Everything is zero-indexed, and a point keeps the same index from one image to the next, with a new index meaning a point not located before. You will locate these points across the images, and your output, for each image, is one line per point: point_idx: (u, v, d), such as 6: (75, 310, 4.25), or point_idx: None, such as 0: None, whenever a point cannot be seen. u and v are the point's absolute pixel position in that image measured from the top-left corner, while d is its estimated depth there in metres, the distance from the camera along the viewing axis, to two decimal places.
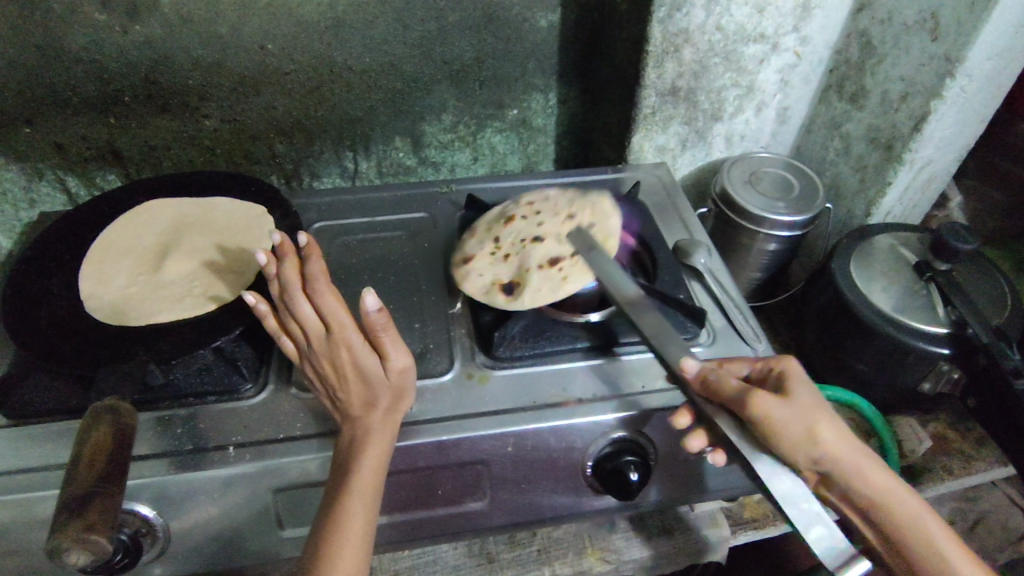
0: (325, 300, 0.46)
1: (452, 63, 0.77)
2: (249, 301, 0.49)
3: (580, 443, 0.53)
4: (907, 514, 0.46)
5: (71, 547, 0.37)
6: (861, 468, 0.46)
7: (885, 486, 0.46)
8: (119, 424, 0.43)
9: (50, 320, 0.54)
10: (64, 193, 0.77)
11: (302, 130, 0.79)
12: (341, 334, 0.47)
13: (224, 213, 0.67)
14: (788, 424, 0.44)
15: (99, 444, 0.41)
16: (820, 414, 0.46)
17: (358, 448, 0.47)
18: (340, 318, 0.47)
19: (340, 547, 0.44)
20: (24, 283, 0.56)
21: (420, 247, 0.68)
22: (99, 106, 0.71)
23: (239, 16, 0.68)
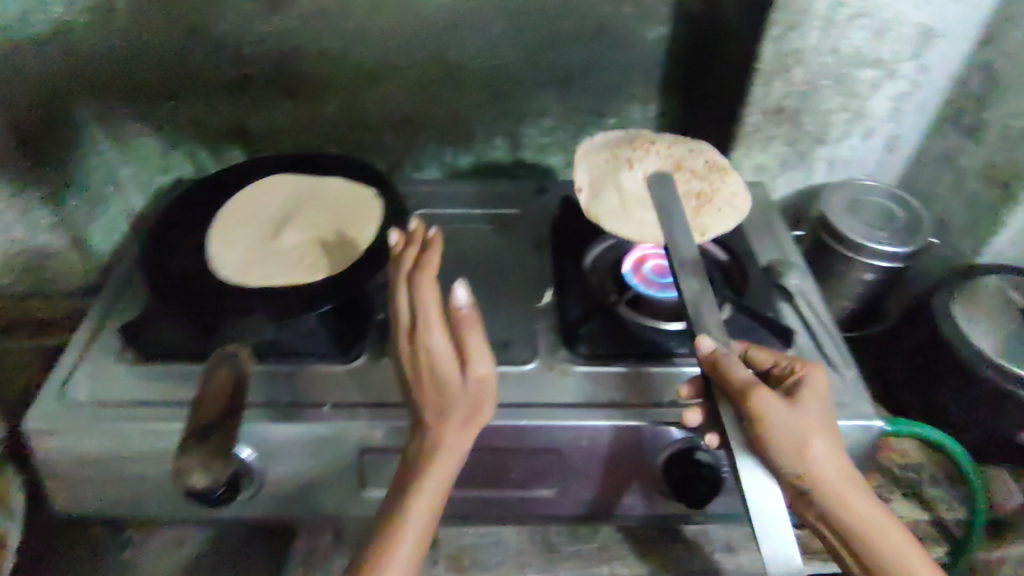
0: (425, 283, 0.48)
1: (559, 69, 0.80)
2: (393, 242, 0.53)
3: (654, 445, 0.54)
4: (891, 548, 0.41)
5: (194, 469, 0.42)
6: (846, 496, 0.42)
7: (887, 530, 0.42)
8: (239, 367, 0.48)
9: (181, 274, 0.60)
10: (195, 163, 0.85)
11: (410, 124, 0.83)
12: (428, 320, 0.47)
13: (335, 194, 0.71)
14: (785, 430, 0.41)
15: (220, 382, 0.46)
16: (818, 438, 0.42)
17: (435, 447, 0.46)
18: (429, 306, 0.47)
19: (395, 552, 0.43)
20: (162, 239, 0.63)
21: (513, 242, 0.71)
22: (235, 88, 0.78)
23: (367, 13, 0.73)
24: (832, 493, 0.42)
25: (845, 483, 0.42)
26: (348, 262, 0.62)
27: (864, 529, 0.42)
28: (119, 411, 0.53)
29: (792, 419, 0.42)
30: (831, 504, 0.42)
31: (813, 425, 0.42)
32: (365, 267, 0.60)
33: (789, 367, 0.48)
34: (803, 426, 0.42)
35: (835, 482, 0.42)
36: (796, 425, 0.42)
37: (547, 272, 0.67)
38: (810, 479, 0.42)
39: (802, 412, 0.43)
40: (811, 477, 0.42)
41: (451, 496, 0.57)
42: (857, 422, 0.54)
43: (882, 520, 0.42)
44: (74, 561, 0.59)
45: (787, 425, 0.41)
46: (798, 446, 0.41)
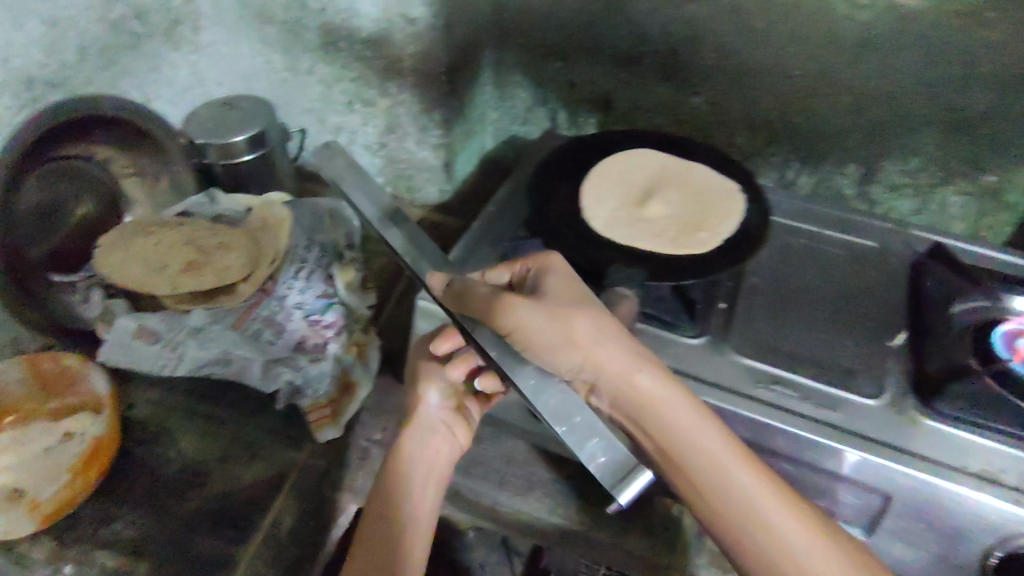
0: (553, 283, 0.52)
1: (958, 113, 0.74)
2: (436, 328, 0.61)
3: (996, 529, 0.51)
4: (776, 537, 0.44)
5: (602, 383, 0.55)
6: (684, 454, 0.46)
7: (779, 518, 0.45)
8: (601, 365, 0.48)
9: (559, 215, 0.67)
10: (553, 120, 0.93)
11: (769, 130, 0.83)
12: (653, 386, 0.47)
13: (701, 176, 0.73)
14: (542, 337, 0.47)
15: (548, 329, 0.47)
16: (586, 323, 0.48)
17: (661, 414, 0.47)
18: (596, 331, 0.48)
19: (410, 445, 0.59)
20: (547, 180, 0.70)
21: (861, 272, 0.69)
22: (618, 61, 0.83)
23: (780, 19, 0.72)
24: (761, 522, 0.44)
25: (780, 524, 0.45)
26: (709, 247, 0.64)
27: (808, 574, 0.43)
28: None
29: (551, 324, 0.48)
30: (729, 523, 0.46)
31: (572, 324, 0.48)
32: (734, 257, 0.62)
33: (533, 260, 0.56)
34: (674, 424, 0.46)
35: (682, 430, 0.46)
36: (557, 328, 0.48)
37: (900, 316, 0.64)
38: (656, 437, 0.47)
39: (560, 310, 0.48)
40: (663, 461, 0.48)
41: None
42: None
43: (721, 450, 0.46)
44: None
45: (543, 330, 0.48)
46: (618, 370, 0.47)
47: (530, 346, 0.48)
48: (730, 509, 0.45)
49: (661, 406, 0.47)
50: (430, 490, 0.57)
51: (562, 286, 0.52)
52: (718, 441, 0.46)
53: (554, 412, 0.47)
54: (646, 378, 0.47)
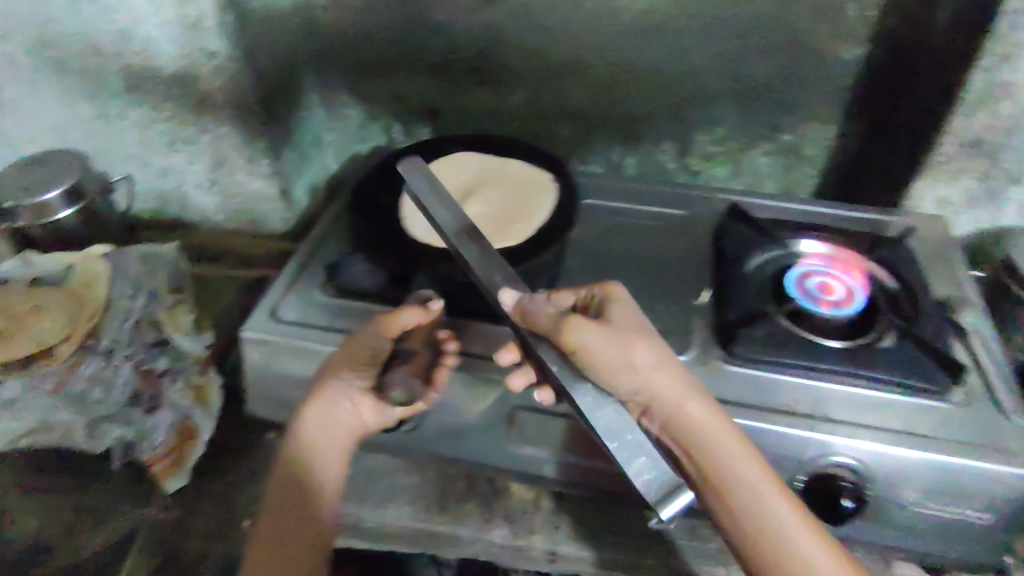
0: (617, 313, 0.56)
1: (743, 83, 0.81)
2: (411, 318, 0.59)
3: (799, 455, 0.55)
4: (802, 551, 0.48)
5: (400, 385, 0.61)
6: (721, 471, 0.50)
7: (799, 536, 0.48)
8: (656, 389, 0.53)
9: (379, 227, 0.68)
10: (387, 135, 0.94)
11: (585, 119, 0.88)
12: (700, 414, 0.52)
13: (516, 172, 0.76)
14: (599, 354, 0.52)
15: (609, 352, 0.52)
16: (646, 352, 0.53)
17: (700, 432, 0.51)
18: (658, 366, 0.53)
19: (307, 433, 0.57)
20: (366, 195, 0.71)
21: (673, 241, 0.73)
22: (435, 71, 0.86)
23: (569, 14, 0.77)
24: (787, 538, 0.48)
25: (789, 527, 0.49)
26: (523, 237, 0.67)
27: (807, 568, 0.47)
28: (317, 335, 0.61)
29: (610, 350, 0.52)
30: (751, 532, 0.49)
31: (626, 350, 0.53)
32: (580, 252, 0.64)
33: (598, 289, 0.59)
34: (717, 445, 0.50)
35: (726, 449, 0.50)
36: (609, 347, 0.52)
37: (706, 275, 0.69)
38: (693, 455, 0.52)
39: (614, 334, 0.53)
40: (701, 479, 0.52)
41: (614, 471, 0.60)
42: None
43: (761, 478, 0.50)
44: (254, 461, 0.69)
45: (598, 348, 0.52)
46: (675, 396, 0.52)
47: (593, 365, 0.52)
48: (746, 504, 0.50)
49: (716, 426, 0.51)
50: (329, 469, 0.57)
51: (631, 323, 0.56)
52: (756, 464, 0.50)
53: (609, 428, 0.50)
54: (698, 405, 0.52)
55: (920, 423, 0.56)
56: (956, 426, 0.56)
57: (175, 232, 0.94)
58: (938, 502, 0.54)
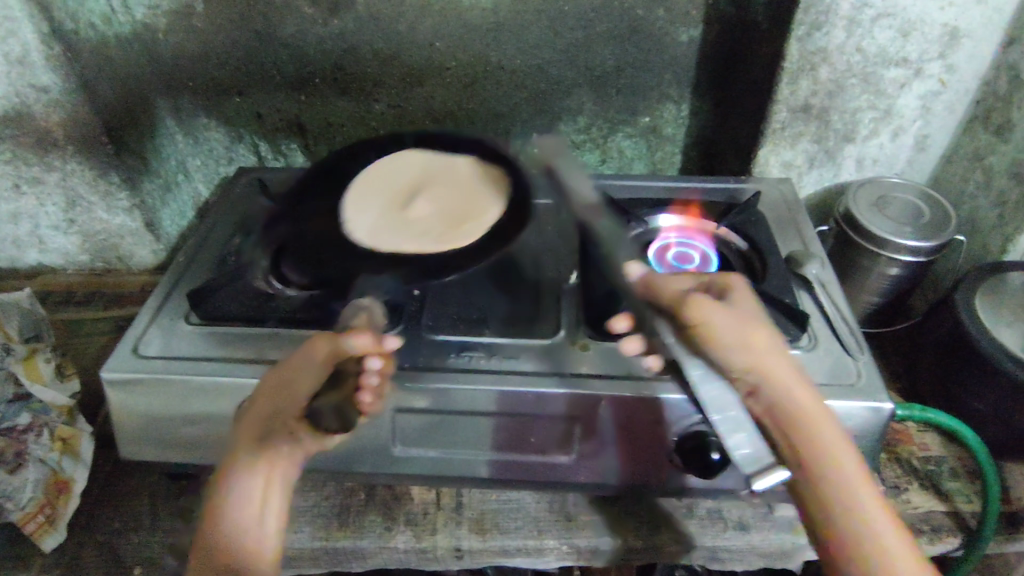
0: (743, 299, 0.51)
1: (594, 70, 0.84)
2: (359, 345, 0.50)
3: (668, 418, 0.58)
4: (887, 544, 0.43)
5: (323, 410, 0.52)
6: (825, 455, 0.45)
7: (880, 529, 0.44)
8: (772, 372, 0.48)
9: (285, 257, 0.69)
10: (256, 155, 0.92)
11: (453, 120, 0.89)
12: (806, 397, 0.47)
13: (452, 171, 0.77)
14: (720, 326, 0.49)
15: (723, 321, 0.49)
16: (761, 332, 0.49)
17: (805, 419, 0.46)
18: (758, 341, 0.49)
19: (228, 480, 0.49)
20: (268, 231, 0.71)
21: (542, 229, 0.75)
22: (294, 85, 0.85)
23: (417, 16, 0.79)
24: (872, 534, 0.44)
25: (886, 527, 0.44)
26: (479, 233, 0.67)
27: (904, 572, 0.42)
28: (181, 366, 0.59)
29: (737, 325, 0.49)
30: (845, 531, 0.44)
31: (740, 327, 0.49)
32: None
33: (717, 279, 0.54)
34: (810, 426, 0.46)
35: (831, 438, 0.46)
36: (739, 325, 0.49)
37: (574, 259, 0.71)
38: (788, 440, 0.46)
39: (735, 313, 0.50)
40: (783, 459, 0.47)
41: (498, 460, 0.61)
42: (868, 404, 0.56)
43: (857, 466, 0.45)
44: (137, 506, 0.66)
45: (723, 323, 0.49)
46: (788, 373, 0.48)
47: (710, 342, 0.49)
48: (839, 497, 0.45)
49: (817, 411, 0.47)
50: (267, 515, 0.49)
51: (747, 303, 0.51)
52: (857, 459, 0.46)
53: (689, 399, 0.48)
54: (800, 388, 0.47)
55: None
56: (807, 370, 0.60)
57: (37, 279, 0.89)
58: None
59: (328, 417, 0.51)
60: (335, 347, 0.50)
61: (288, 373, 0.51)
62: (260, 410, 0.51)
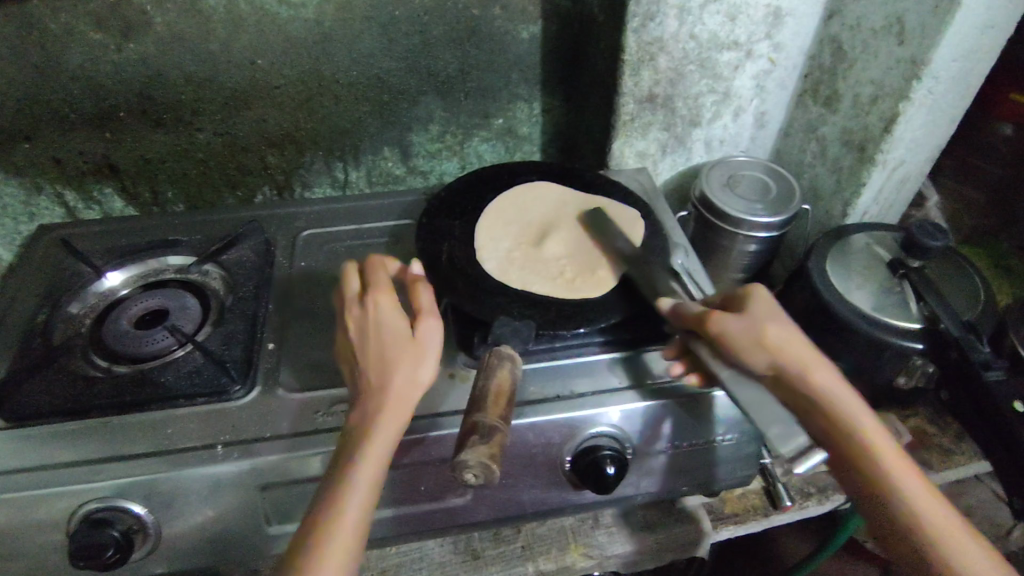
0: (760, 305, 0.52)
1: (438, 75, 0.80)
2: (502, 382, 0.45)
3: (558, 439, 0.56)
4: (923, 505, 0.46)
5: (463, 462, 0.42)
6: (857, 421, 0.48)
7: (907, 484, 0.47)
8: (795, 361, 0.50)
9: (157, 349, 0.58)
10: (63, 207, 0.79)
11: (293, 142, 0.81)
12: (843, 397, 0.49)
13: (558, 197, 0.71)
14: (736, 335, 0.50)
15: (735, 328, 0.51)
16: (779, 328, 0.51)
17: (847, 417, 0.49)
18: (794, 346, 0.50)
19: (338, 525, 0.42)
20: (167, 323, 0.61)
21: (405, 253, 0.70)
22: (95, 122, 0.74)
23: (230, 33, 0.70)
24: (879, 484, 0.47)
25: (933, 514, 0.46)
26: (513, 269, 0.63)
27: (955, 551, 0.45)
28: None
29: (746, 328, 0.51)
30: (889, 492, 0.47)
31: (762, 325, 0.51)
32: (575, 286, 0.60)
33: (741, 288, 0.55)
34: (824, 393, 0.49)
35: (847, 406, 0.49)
36: (751, 330, 0.51)
37: None
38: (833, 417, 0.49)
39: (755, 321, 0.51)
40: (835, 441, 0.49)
41: (389, 515, 0.56)
42: None
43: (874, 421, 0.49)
44: None
45: (739, 330, 0.51)
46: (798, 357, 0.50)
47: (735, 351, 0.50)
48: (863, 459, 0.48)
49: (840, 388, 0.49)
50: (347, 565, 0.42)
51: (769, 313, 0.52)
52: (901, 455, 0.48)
53: None
54: (820, 368, 0.50)
55: (655, 372, 0.59)
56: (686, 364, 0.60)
57: None
58: (687, 437, 0.58)
59: (473, 470, 0.40)
60: (501, 391, 0.45)
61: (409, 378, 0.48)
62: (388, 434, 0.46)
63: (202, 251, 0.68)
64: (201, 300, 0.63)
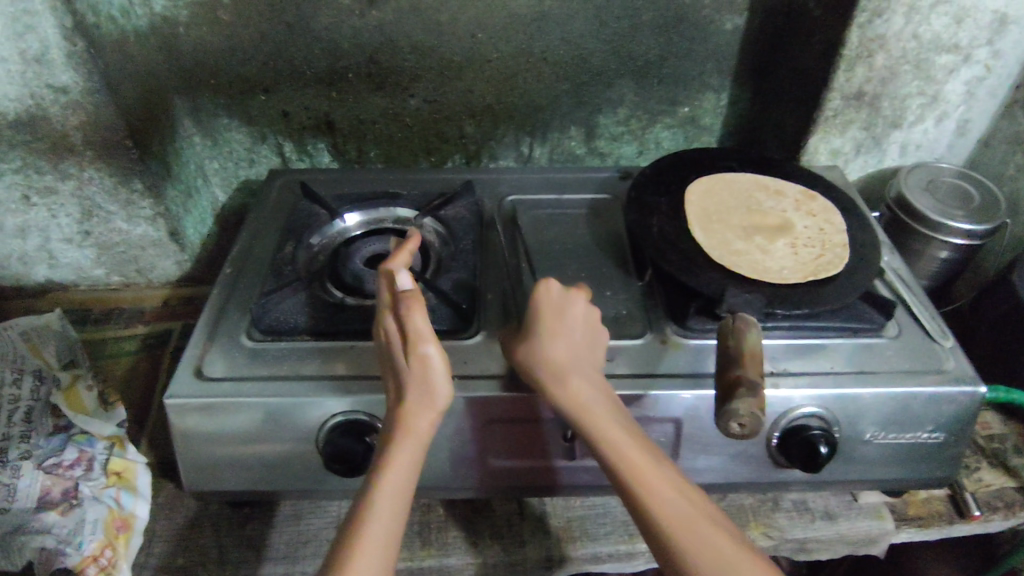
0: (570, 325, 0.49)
1: (638, 60, 0.83)
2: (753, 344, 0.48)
3: (770, 414, 0.57)
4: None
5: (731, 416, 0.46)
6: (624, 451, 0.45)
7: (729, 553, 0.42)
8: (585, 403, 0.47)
9: None
10: (280, 156, 0.87)
11: (491, 114, 0.86)
12: (571, 368, 0.48)
13: (768, 194, 0.71)
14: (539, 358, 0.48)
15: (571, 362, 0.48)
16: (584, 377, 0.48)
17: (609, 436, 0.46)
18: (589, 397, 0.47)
19: (366, 551, 0.41)
20: None
21: (603, 226, 0.74)
22: (326, 81, 0.80)
23: (459, 7, 0.75)
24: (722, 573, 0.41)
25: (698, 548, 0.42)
26: (735, 256, 0.63)
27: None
28: (262, 387, 0.55)
29: (564, 351, 0.49)
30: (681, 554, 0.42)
31: (571, 365, 0.48)
32: (802, 278, 0.61)
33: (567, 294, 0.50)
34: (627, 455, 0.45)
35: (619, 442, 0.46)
36: (568, 356, 0.49)
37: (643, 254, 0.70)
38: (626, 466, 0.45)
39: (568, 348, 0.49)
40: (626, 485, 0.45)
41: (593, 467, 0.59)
42: (963, 387, 0.57)
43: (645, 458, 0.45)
44: (198, 533, 0.62)
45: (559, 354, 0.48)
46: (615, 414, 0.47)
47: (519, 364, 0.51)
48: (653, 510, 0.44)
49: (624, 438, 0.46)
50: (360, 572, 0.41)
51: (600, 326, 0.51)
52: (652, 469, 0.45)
53: None
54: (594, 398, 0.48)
55: (863, 360, 0.60)
56: (896, 357, 0.60)
57: (47, 298, 0.83)
58: (893, 429, 0.58)
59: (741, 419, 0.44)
60: (755, 354, 0.47)
61: (421, 395, 0.46)
62: (411, 457, 0.45)
63: (421, 206, 0.73)
64: (421, 250, 0.68)
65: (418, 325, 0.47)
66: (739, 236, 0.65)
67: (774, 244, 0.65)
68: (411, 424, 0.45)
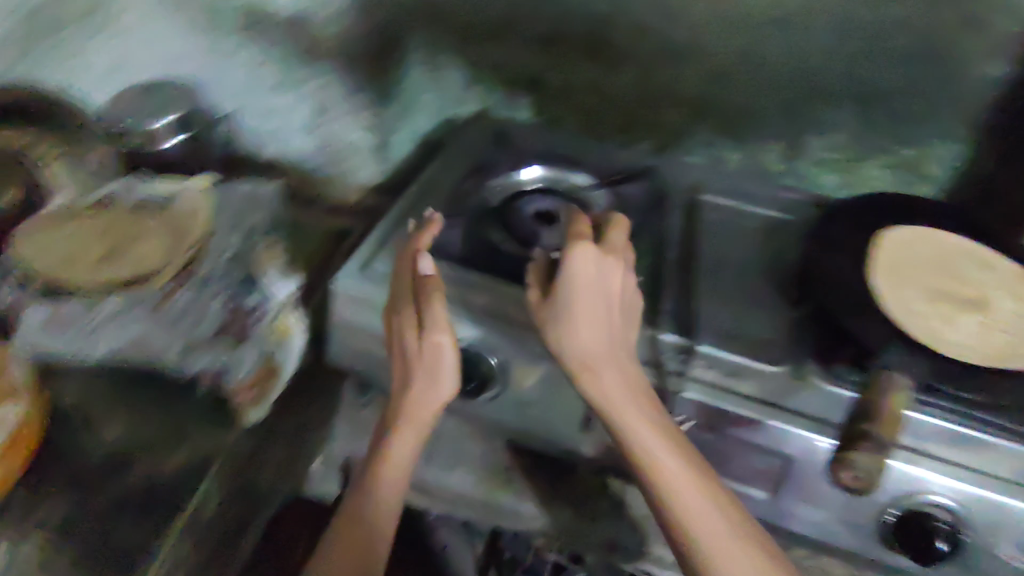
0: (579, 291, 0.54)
1: (870, 87, 0.77)
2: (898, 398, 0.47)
3: (893, 489, 0.53)
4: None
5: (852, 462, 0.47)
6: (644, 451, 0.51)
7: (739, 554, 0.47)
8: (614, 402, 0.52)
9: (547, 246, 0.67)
10: (486, 101, 0.93)
11: (695, 107, 0.84)
12: (609, 374, 0.53)
13: (974, 262, 0.64)
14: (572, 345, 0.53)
15: (603, 366, 0.53)
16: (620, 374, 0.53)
17: (608, 404, 0.52)
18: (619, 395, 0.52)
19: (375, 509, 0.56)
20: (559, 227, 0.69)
21: (774, 246, 0.71)
22: (547, 41, 0.85)
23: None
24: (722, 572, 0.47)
25: (701, 511, 0.49)
26: (913, 315, 0.58)
27: (709, 548, 0.48)
28: None
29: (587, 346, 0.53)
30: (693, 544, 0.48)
31: (601, 361, 0.53)
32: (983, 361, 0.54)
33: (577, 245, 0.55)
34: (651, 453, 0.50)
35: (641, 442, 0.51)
36: (602, 356, 0.53)
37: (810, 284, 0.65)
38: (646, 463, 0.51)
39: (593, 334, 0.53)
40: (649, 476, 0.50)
41: None
42: None
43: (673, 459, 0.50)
44: None
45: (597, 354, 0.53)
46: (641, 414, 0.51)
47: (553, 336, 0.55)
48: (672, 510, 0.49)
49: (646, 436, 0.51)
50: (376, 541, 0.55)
51: (627, 316, 0.55)
52: (679, 464, 0.50)
53: None
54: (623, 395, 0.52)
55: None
56: None
57: None
58: None
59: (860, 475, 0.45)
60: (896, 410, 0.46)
61: (428, 377, 0.57)
62: (406, 442, 0.58)
63: (601, 178, 0.76)
64: (588, 214, 0.70)
65: (433, 312, 0.56)
66: (923, 296, 0.60)
67: (963, 317, 0.59)
68: (415, 403, 0.57)
